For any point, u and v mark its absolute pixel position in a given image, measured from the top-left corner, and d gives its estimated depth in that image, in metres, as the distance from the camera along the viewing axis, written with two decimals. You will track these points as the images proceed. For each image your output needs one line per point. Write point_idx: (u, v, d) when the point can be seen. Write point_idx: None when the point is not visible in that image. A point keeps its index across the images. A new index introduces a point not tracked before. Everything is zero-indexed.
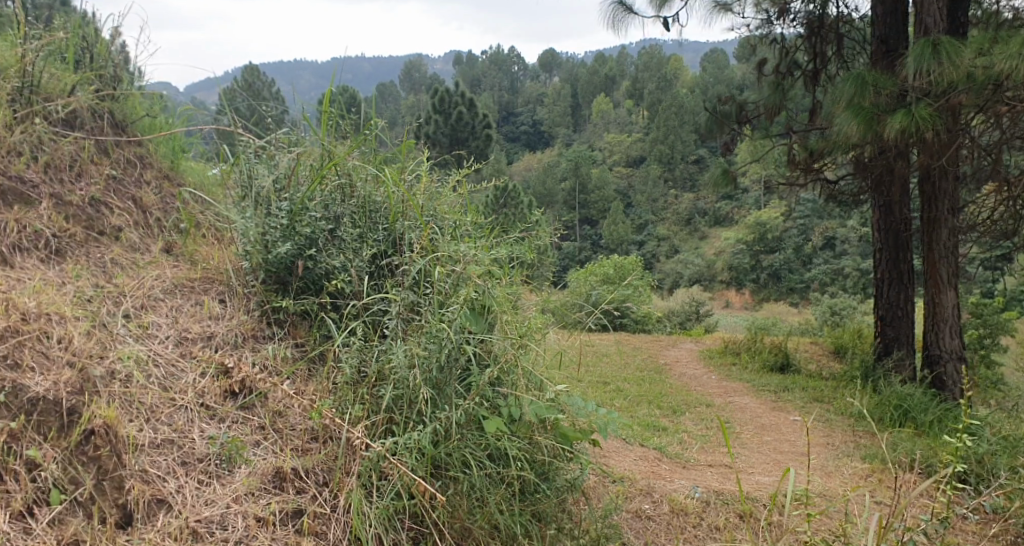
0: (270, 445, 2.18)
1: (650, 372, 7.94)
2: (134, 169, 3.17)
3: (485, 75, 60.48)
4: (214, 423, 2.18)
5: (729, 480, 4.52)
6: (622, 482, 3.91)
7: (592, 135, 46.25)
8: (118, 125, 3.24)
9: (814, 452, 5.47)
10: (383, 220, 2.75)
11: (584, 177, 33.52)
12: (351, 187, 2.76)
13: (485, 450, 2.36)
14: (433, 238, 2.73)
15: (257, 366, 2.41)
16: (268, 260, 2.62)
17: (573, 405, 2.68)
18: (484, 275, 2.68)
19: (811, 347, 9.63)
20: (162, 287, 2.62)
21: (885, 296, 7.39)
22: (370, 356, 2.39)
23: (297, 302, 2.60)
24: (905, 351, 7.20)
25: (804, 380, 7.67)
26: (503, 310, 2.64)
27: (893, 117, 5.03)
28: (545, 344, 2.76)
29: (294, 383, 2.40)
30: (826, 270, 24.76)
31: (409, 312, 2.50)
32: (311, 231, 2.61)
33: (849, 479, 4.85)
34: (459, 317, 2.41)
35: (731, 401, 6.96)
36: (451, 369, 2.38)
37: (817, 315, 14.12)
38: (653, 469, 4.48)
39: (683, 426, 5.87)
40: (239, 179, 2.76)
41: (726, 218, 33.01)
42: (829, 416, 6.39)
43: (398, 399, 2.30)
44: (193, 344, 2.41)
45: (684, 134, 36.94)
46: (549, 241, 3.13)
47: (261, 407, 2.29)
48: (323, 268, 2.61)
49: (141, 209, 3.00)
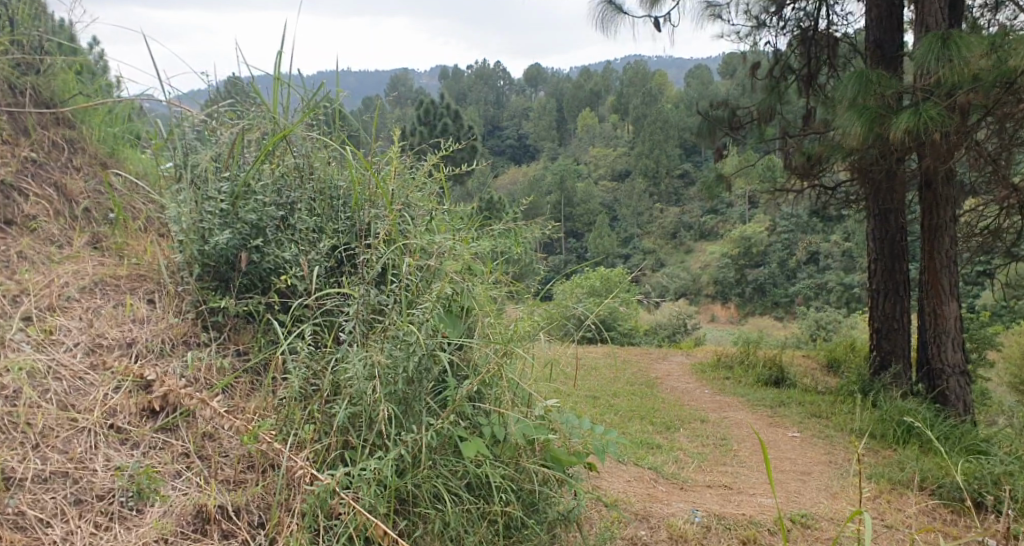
0: (194, 476, 1.74)
1: (640, 386, 7.58)
2: (60, 153, 2.81)
3: (472, 90, 60.21)
4: (124, 450, 1.75)
5: (730, 502, 4.13)
6: (617, 506, 3.51)
7: (578, 149, 46.05)
8: (43, 103, 2.89)
9: (818, 471, 5.13)
10: (345, 209, 2.36)
11: (569, 191, 33.21)
12: (309, 168, 2.37)
13: (462, 478, 1.98)
14: (404, 229, 2.35)
15: (184, 379, 1.98)
16: (205, 251, 2.19)
17: (566, 423, 2.34)
18: (464, 272, 2.32)
19: (804, 359, 9.34)
20: (78, 286, 2.22)
21: (882, 306, 7.06)
22: (323, 365, 1.96)
23: (240, 301, 2.18)
24: (903, 364, 6.89)
25: (801, 394, 7.32)
26: (485, 312, 2.28)
27: (898, 117, 4.66)
28: (533, 354, 2.42)
29: (230, 399, 1.98)
30: (809, 284, 24.63)
31: (373, 314, 2.09)
32: (256, 217, 2.22)
33: (856, 500, 4.49)
34: (432, 317, 2.01)
35: (726, 416, 6.60)
36: (422, 382, 1.97)
37: (802, 328, 13.84)
38: (650, 492, 4.08)
39: (678, 443, 5.49)
40: (174, 156, 2.34)
41: (711, 232, 32.89)
42: (829, 433, 6.04)
43: (354, 416, 1.87)
44: (107, 353, 2.00)
45: (669, 149, 36.86)
46: (534, 238, 2.78)
47: (187, 430, 1.85)
48: (271, 262, 2.21)
49: (64, 198, 2.63)
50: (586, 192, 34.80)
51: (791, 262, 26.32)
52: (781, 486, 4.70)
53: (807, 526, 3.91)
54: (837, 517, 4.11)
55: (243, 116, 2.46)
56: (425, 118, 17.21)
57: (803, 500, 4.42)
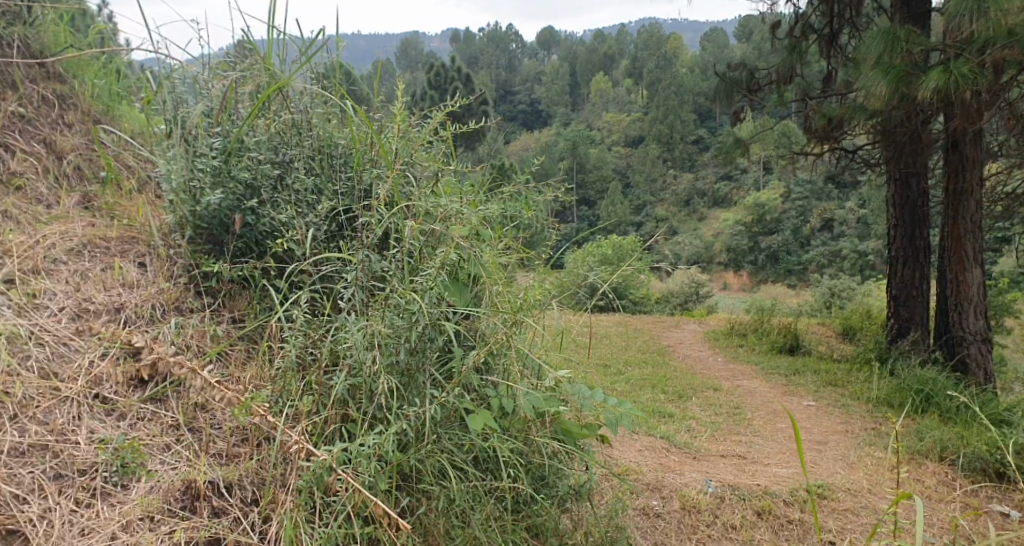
0: (184, 450, 1.64)
1: (652, 354, 7.48)
2: (51, 109, 2.70)
3: (483, 54, 59.26)
4: (110, 422, 1.65)
5: (745, 473, 4.03)
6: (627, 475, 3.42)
7: (590, 114, 45.34)
8: (32, 56, 2.78)
9: (833, 440, 5.02)
10: (346, 168, 2.23)
11: (581, 158, 32.76)
12: (306, 124, 2.23)
13: (468, 452, 1.88)
14: (407, 190, 2.23)
15: (175, 347, 1.88)
16: (197, 213, 2.07)
17: (577, 394, 2.25)
18: (472, 237, 2.19)
19: (819, 327, 9.19)
20: (65, 248, 2.11)
21: (901, 274, 6.87)
22: (320, 334, 1.84)
23: (234, 266, 2.06)
24: (922, 332, 6.73)
25: (816, 362, 7.20)
26: (494, 280, 2.16)
27: (927, 75, 4.40)
28: (544, 323, 2.31)
29: (224, 369, 1.88)
30: (824, 251, 24.31)
31: (373, 280, 1.97)
32: (251, 176, 2.09)
33: (873, 471, 4.39)
34: (436, 284, 1.89)
35: (739, 385, 6.49)
36: (426, 352, 1.85)
37: (815, 296, 13.63)
38: (662, 461, 3.99)
39: (690, 412, 5.38)
40: (163, 111, 2.20)
41: (725, 199, 32.43)
42: (845, 402, 5.91)
43: (354, 389, 1.77)
44: (93, 319, 1.90)
45: (683, 114, 36.22)
46: (543, 202, 2.64)
47: (177, 400, 1.74)
48: (267, 224, 2.08)
49: (54, 156, 2.52)
50: (599, 159, 34.34)
51: (805, 229, 25.96)
52: (796, 455, 4.60)
53: (824, 497, 3.80)
54: (854, 488, 4.00)
55: (235, 69, 2.31)
56: (435, 82, 16.88)
57: (818, 471, 4.30)
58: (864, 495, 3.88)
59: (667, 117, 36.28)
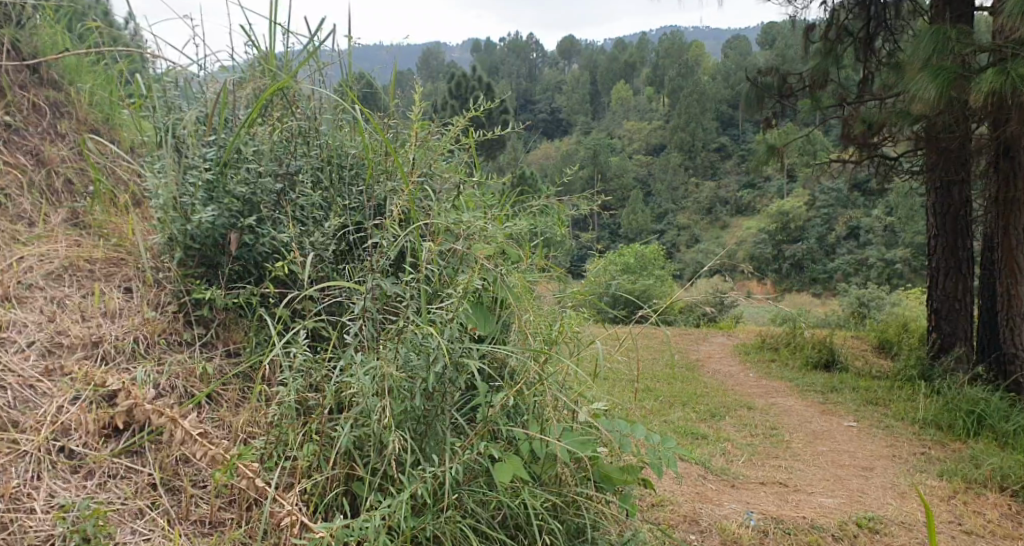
0: (159, 517, 1.39)
1: (682, 369, 7.13)
2: (42, 118, 2.49)
3: (504, 63, 59.14)
4: (75, 482, 1.40)
5: (788, 503, 3.67)
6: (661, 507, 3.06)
7: (611, 122, 44.95)
8: (26, 62, 2.60)
9: (879, 466, 4.64)
10: (358, 181, 1.99)
11: (601, 167, 32.30)
12: (313, 132, 2.00)
13: (492, 512, 1.63)
14: (424, 206, 1.98)
15: (156, 389, 1.63)
16: (187, 233, 1.82)
17: (616, 432, 1.99)
18: (496, 257, 1.94)
19: (854, 340, 8.75)
20: (43, 272, 1.88)
21: (942, 286, 6.42)
22: (323, 375, 1.59)
23: (230, 293, 1.83)
24: (967, 348, 6.31)
25: (854, 379, 6.79)
26: (523, 305, 1.90)
27: (981, 75, 3.98)
28: (580, 353, 2.05)
29: (214, 415, 1.64)
30: (850, 260, 23.71)
31: (386, 309, 1.70)
32: (248, 192, 1.86)
33: (927, 501, 3.98)
34: (457, 315, 1.61)
35: (774, 403, 6.13)
36: (446, 397, 1.59)
37: (843, 306, 13.15)
38: (698, 491, 3.64)
39: (724, 433, 5.04)
40: (152, 118, 1.95)
41: (749, 207, 31.88)
42: (889, 422, 5.51)
43: (361, 440, 1.51)
44: (65, 356, 1.65)
45: (706, 122, 35.76)
46: (572, 215, 2.36)
47: (155, 454, 1.49)
48: (267, 245, 1.84)
49: (42, 168, 2.30)
50: (620, 167, 33.93)
51: (831, 237, 25.36)
52: (843, 484, 4.22)
53: (876, 532, 3.39)
54: (907, 520, 3.60)
55: (233, 69, 2.07)
56: (455, 92, 16.59)
57: (866, 501, 3.92)
58: (921, 531, 3.47)
59: (689, 125, 35.79)
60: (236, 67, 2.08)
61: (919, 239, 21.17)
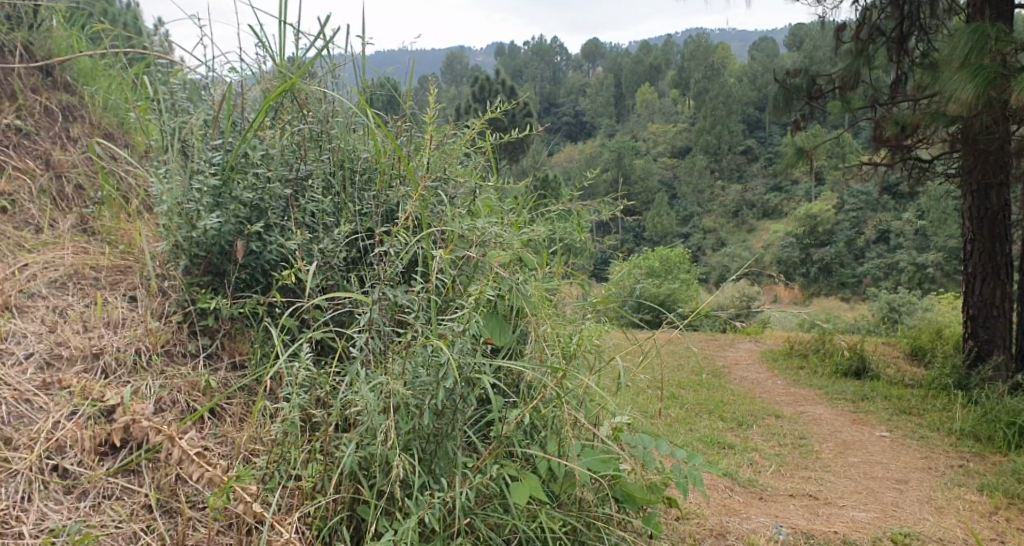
0: (154, 542, 1.31)
1: (707, 376, 6.96)
2: (54, 122, 2.46)
3: (528, 67, 59.10)
4: (67, 504, 1.34)
5: (819, 517, 3.51)
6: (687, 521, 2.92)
7: (636, 125, 44.63)
8: (39, 66, 2.57)
9: (914, 478, 4.45)
10: (369, 187, 1.91)
11: (626, 169, 32.01)
12: (325, 135, 1.93)
13: (506, 536, 1.54)
14: (437, 212, 1.90)
15: (155, 405, 1.56)
16: (192, 240, 1.75)
17: (639, 448, 1.89)
18: (512, 265, 1.85)
19: (886, 347, 8.49)
20: (46, 280, 1.83)
21: (979, 291, 6.18)
22: (328, 391, 1.51)
23: (236, 303, 1.76)
24: (1006, 356, 6.05)
25: (886, 387, 6.57)
26: (540, 315, 1.80)
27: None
28: (601, 365, 1.95)
29: (217, 431, 1.56)
30: (880, 264, 23.20)
31: (396, 321, 1.62)
32: (255, 198, 1.79)
33: (967, 516, 3.78)
34: (469, 328, 1.52)
35: (803, 412, 5.94)
36: (458, 416, 1.50)
37: (874, 311, 12.82)
38: (725, 503, 3.47)
39: (752, 442, 4.88)
40: (157, 121, 1.89)
41: (776, 211, 31.40)
42: (923, 433, 5.30)
43: (367, 460, 1.43)
44: (65, 369, 1.59)
45: (732, 124, 35.32)
46: (595, 220, 2.25)
47: (152, 473, 1.42)
48: (275, 254, 1.77)
49: (52, 173, 2.26)
50: (645, 170, 33.64)
51: (860, 240, 24.85)
52: (877, 497, 4.04)
53: None
54: (946, 538, 3.41)
55: (242, 71, 2.00)
56: (479, 96, 16.50)
57: (901, 516, 3.74)
58: None
59: (714, 128, 35.37)
60: (246, 67, 2.02)
61: (952, 243, 20.65)
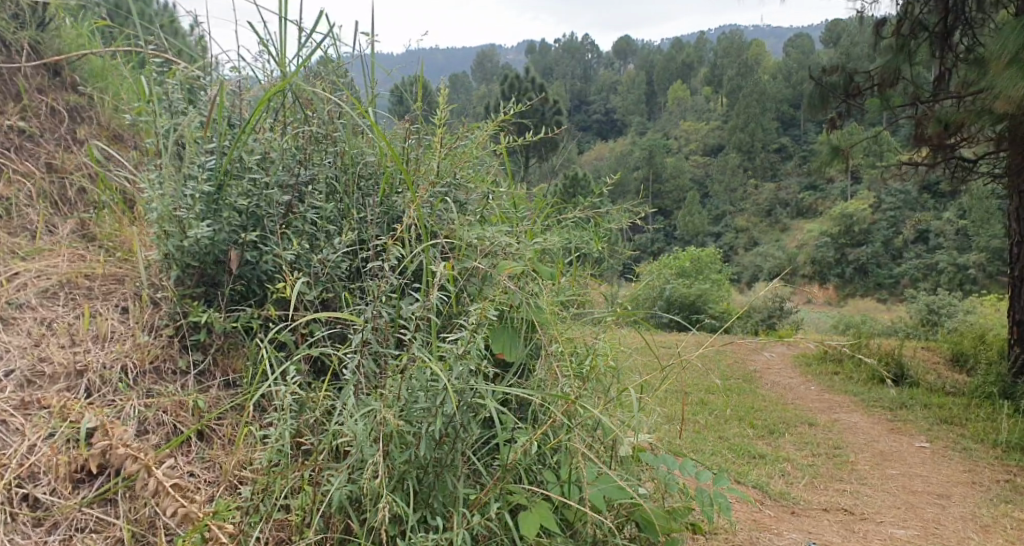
0: None
1: (737, 381, 6.74)
2: (59, 123, 2.39)
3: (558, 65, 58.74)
4: (36, 537, 1.26)
5: (855, 533, 3.30)
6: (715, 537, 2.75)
7: (667, 122, 44.05)
8: (48, 65, 2.51)
9: (957, 493, 4.21)
10: (372, 193, 1.80)
11: (657, 168, 31.58)
12: (328, 138, 1.82)
13: None
14: (444, 219, 1.78)
15: (138, 427, 1.46)
16: (184, 250, 1.65)
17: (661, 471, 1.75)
18: (525, 276, 1.72)
19: (925, 352, 8.16)
20: (37, 289, 1.75)
21: None
22: (320, 416, 1.39)
23: (230, 316, 1.66)
24: None
25: (926, 394, 6.28)
26: (552, 329, 1.67)
27: None
28: (620, 382, 1.82)
29: (203, 456, 1.46)
30: (919, 265, 22.52)
31: (394, 339, 1.50)
32: (250, 205, 1.68)
33: (1015, 535, 3.55)
34: (472, 350, 1.40)
35: (837, 420, 5.70)
36: (459, 444, 1.38)
37: (912, 313, 12.40)
38: (756, 518, 3.23)
39: (783, 452, 4.68)
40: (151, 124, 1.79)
41: (811, 210, 30.72)
42: (966, 444, 5.03)
43: (359, 493, 1.32)
44: (46, 387, 1.51)
45: (766, 122, 34.63)
46: (613, 224, 2.11)
47: (129, 503, 1.33)
48: (271, 264, 1.66)
49: (53, 176, 2.19)
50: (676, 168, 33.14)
51: (897, 240, 24.17)
52: (917, 513, 3.82)
53: None
54: None
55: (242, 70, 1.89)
56: (507, 94, 16.31)
57: (942, 534, 3.52)
58: None
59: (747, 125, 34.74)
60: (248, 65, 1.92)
61: (995, 244, 19.97)
